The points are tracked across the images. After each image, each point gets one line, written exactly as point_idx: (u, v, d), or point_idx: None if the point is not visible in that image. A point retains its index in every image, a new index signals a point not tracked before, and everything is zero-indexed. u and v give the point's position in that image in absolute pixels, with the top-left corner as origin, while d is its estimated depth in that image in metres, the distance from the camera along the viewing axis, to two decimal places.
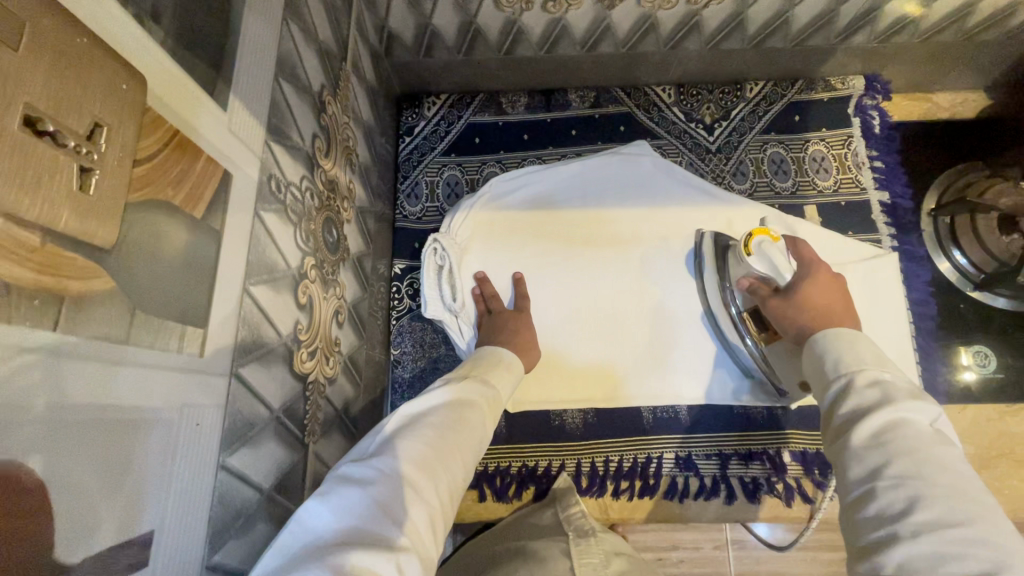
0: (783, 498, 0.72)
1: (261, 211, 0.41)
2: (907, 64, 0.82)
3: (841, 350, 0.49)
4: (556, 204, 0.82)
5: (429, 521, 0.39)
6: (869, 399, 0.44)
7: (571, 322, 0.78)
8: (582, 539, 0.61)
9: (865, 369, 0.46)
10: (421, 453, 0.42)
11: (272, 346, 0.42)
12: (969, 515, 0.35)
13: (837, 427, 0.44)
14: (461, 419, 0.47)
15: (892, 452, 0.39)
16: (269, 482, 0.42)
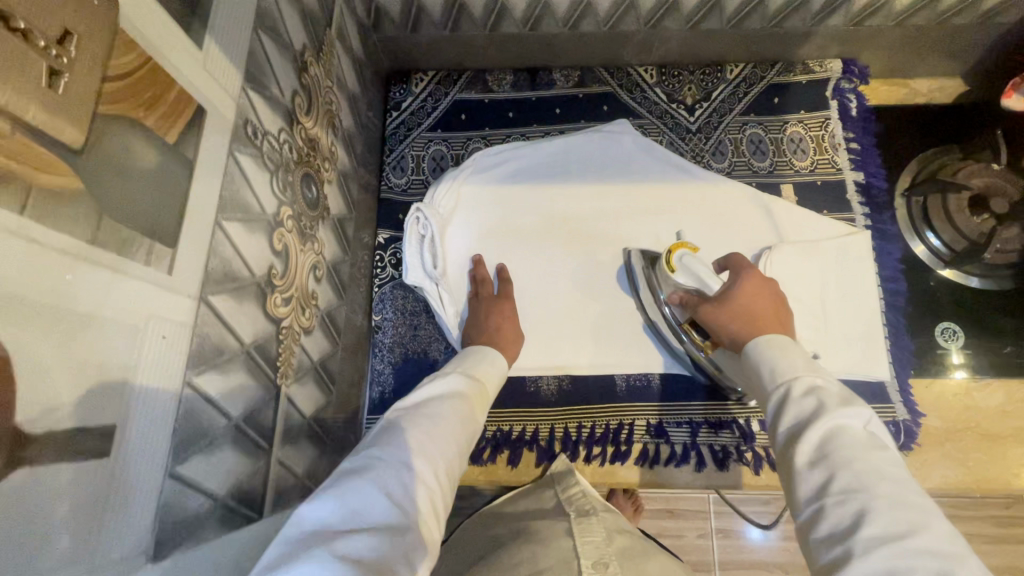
0: (752, 465, 0.74)
1: (236, 152, 0.43)
2: (884, 48, 0.84)
3: (776, 360, 0.52)
4: (539, 180, 0.84)
5: (436, 509, 0.44)
6: (807, 408, 0.47)
7: (549, 293, 0.80)
8: (585, 519, 0.61)
9: (801, 379, 0.49)
10: (427, 447, 0.47)
11: (244, 283, 0.45)
12: (910, 526, 0.38)
13: (784, 446, 0.47)
14: (459, 415, 0.52)
15: (835, 467, 0.42)
16: (239, 410, 0.44)
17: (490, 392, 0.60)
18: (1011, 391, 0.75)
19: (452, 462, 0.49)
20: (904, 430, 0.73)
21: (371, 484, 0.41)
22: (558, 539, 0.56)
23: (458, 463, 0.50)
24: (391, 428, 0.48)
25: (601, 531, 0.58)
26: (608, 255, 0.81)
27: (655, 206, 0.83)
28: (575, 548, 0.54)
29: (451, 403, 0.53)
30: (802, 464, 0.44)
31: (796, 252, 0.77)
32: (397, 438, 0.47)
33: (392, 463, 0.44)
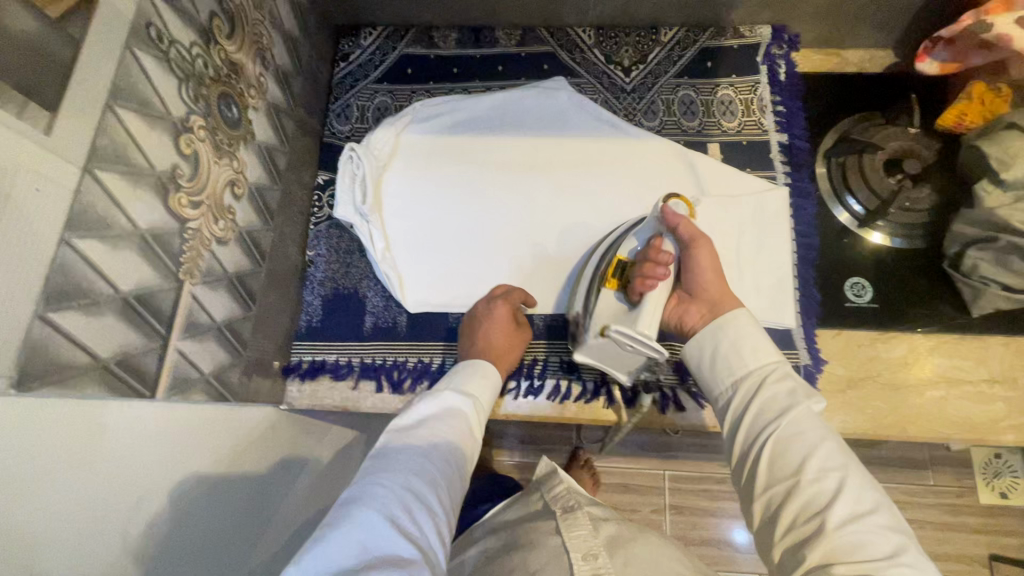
0: (658, 404, 0.77)
1: (135, 49, 0.47)
2: (811, 15, 0.87)
3: (743, 347, 0.59)
4: (476, 132, 0.88)
5: (444, 530, 0.51)
6: (780, 395, 0.55)
7: (476, 238, 0.83)
8: (570, 515, 0.70)
9: (770, 368, 0.57)
10: (426, 472, 0.53)
11: (141, 172, 0.49)
12: (871, 504, 0.47)
13: (754, 430, 0.54)
14: (453, 437, 0.58)
15: (807, 452, 0.50)
16: (129, 286, 0.48)
17: (485, 404, 0.65)
18: (914, 344, 0.78)
19: (450, 482, 0.55)
20: (806, 375, 0.76)
21: (378, 513, 0.47)
22: (548, 538, 0.67)
23: (458, 482, 0.56)
24: (388, 455, 0.54)
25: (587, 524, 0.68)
26: (537, 202, 0.84)
27: (584, 159, 0.86)
28: (565, 542, 0.65)
29: (445, 426, 0.59)
30: (775, 448, 0.52)
31: (712, 205, 0.80)
32: (396, 465, 0.52)
33: (393, 490, 0.50)
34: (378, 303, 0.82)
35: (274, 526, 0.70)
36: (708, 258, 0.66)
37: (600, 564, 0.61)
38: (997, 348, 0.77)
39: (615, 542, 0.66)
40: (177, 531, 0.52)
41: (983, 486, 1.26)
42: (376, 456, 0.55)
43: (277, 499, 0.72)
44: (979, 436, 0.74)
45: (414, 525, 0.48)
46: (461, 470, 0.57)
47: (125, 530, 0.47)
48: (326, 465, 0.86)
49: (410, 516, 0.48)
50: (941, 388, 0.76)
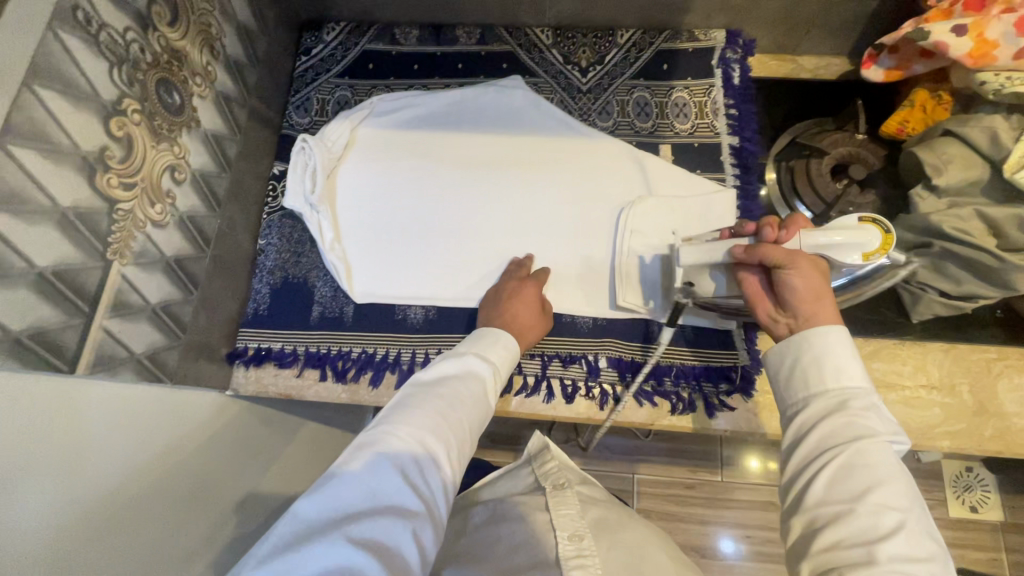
0: (597, 401, 0.77)
1: (58, 29, 0.48)
2: (764, 21, 0.88)
3: (840, 360, 0.53)
4: (432, 128, 0.89)
5: (450, 485, 0.53)
6: (866, 421, 0.49)
7: (427, 231, 0.84)
8: (559, 493, 0.70)
9: (857, 392, 0.51)
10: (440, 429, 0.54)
11: (64, 150, 0.50)
12: (927, 553, 0.42)
13: (817, 446, 0.50)
14: (470, 396, 0.59)
15: (871, 485, 0.45)
16: (46, 261, 0.49)
17: (502, 370, 0.66)
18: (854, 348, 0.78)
19: (464, 439, 0.56)
20: (743, 376, 0.75)
21: (387, 463, 0.49)
22: (537, 513, 0.67)
23: (470, 440, 0.58)
24: (404, 407, 0.56)
25: (575, 504, 0.67)
26: (489, 199, 0.85)
27: (538, 157, 0.87)
28: (552, 520, 0.64)
29: (461, 386, 0.60)
30: (833, 469, 0.47)
31: (659, 204, 0.81)
32: (411, 418, 0.54)
33: (405, 443, 0.52)
34: (326, 293, 0.83)
35: (228, 501, 0.68)
36: (806, 281, 0.57)
37: (584, 545, 0.59)
38: (936, 354, 0.77)
39: (600, 524, 0.66)
40: (119, 493, 0.52)
41: (952, 498, 1.25)
42: (393, 406, 0.56)
43: (234, 478, 0.71)
44: (916, 443, 0.73)
45: (421, 479, 0.50)
46: (475, 428, 0.59)
47: (64, 488, 0.47)
48: (288, 456, 0.87)
49: (418, 471, 0.50)
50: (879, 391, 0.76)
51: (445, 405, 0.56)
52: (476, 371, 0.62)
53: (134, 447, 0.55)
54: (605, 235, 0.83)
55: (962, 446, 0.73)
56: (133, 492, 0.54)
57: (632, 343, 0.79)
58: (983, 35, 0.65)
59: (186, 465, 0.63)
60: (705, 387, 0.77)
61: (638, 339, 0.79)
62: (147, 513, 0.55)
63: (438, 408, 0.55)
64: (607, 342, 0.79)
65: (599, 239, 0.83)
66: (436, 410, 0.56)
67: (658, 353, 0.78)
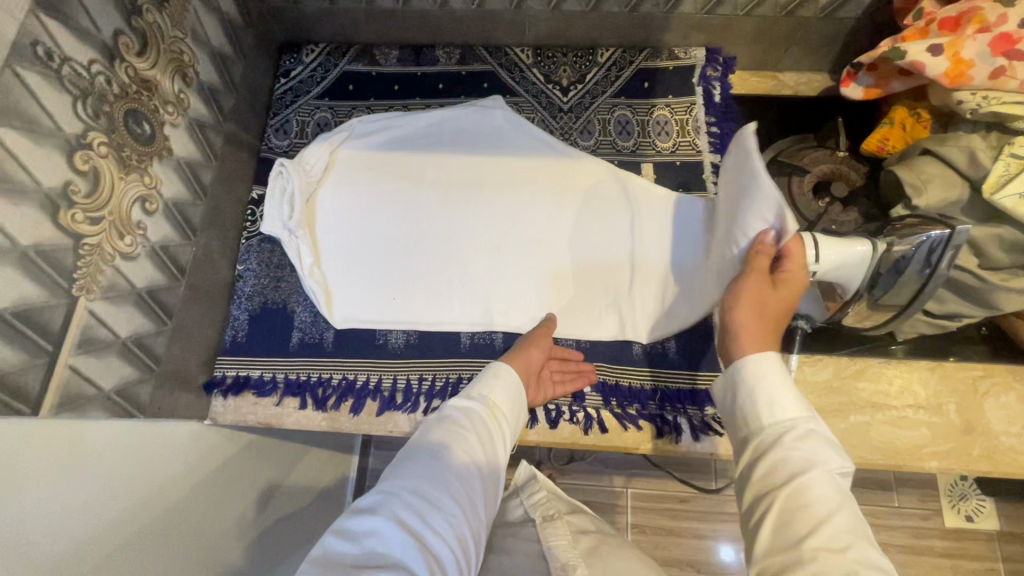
0: (581, 426, 0.76)
1: (16, 66, 0.47)
2: (743, 39, 0.87)
3: (773, 397, 0.51)
4: (412, 149, 0.88)
5: (460, 531, 0.51)
6: (801, 453, 0.47)
7: (406, 253, 0.84)
8: (550, 523, 0.69)
9: (792, 417, 0.50)
10: (440, 479, 0.54)
11: (23, 188, 0.49)
12: None
13: (762, 492, 0.47)
14: (471, 437, 0.58)
15: (815, 523, 0.44)
16: (7, 302, 0.48)
17: (508, 402, 0.63)
18: (841, 368, 0.78)
19: (469, 484, 0.55)
20: None
21: (388, 520, 0.49)
22: (529, 545, 0.66)
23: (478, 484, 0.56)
24: (405, 463, 0.56)
25: (565, 534, 0.66)
26: (471, 221, 0.85)
27: (520, 176, 0.87)
28: (544, 550, 0.63)
29: (461, 428, 0.58)
30: (778, 514, 0.45)
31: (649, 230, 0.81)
32: (409, 473, 0.54)
33: (401, 496, 0.52)
34: (305, 318, 0.81)
35: (200, 538, 0.68)
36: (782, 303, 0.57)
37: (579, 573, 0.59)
38: (922, 374, 0.76)
39: (593, 551, 0.65)
40: (92, 547, 0.52)
41: (949, 508, 1.24)
42: (397, 463, 0.57)
43: (199, 521, 0.68)
44: (903, 463, 0.73)
45: (425, 531, 0.49)
46: (482, 468, 0.57)
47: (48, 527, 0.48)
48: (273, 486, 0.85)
49: (419, 519, 0.50)
50: (866, 412, 0.75)
51: (440, 451, 0.56)
52: (474, 409, 0.61)
53: (113, 494, 0.55)
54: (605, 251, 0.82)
55: (950, 466, 0.72)
56: (104, 547, 0.53)
57: (615, 366, 0.78)
58: (959, 55, 0.65)
59: (163, 516, 0.63)
60: (691, 410, 0.75)
61: (622, 362, 0.78)
62: (131, 556, 0.56)
63: (433, 457, 0.55)
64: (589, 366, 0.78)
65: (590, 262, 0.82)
66: (433, 462, 0.55)
67: (643, 377, 0.77)
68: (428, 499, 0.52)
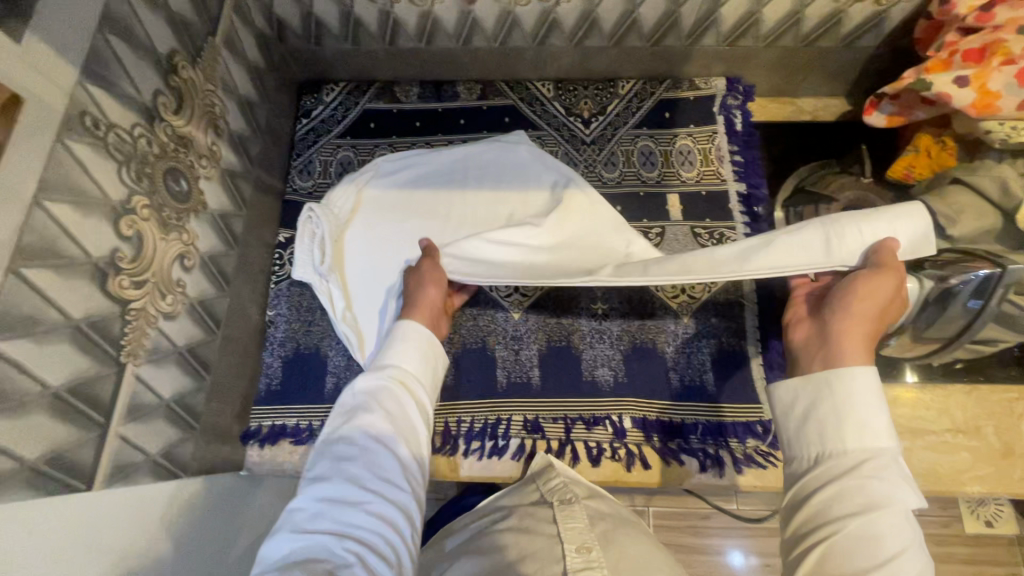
0: (623, 462, 0.75)
1: (66, 140, 0.46)
2: (762, 68, 0.88)
3: (865, 419, 0.46)
4: (436, 185, 0.86)
5: (384, 507, 0.50)
6: (877, 487, 0.43)
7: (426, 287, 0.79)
8: (566, 506, 0.63)
9: (877, 447, 0.45)
10: (350, 471, 0.52)
11: (74, 261, 0.48)
12: None
13: (824, 520, 0.44)
14: (376, 417, 0.56)
15: (881, 558, 0.40)
16: (61, 380, 0.47)
17: (422, 366, 0.62)
18: None
19: (382, 460, 0.53)
20: (772, 432, 0.74)
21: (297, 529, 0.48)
22: (544, 526, 0.60)
23: (394, 457, 0.54)
24: (320, 459, 0.55)
25: (584, 517, 0.61)
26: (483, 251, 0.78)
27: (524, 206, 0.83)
28: (558, 533, 0.58)
29: (362, 415, 0.56)
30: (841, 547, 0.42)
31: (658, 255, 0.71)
32: (323, 470, 0.53)
33: (316, 498, 0.51)
34: (339, 362, 0.80)
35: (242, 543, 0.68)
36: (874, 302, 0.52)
37: (594, 557, 0.54)
38: (958, 398, 0.77)
39: (610, 533, 0.60)
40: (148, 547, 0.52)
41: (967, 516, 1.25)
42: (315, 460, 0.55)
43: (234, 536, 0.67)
44: (946, 489, 0.73)
45: (341, 522, 0.48)
46: (401, 442, 0.56)
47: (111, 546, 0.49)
48: None
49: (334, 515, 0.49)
50: (905, 439, 0.76)
51: (353, 438, 0.55)
52: (383, 381, 0.59)
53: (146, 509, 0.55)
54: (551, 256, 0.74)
55: (991, 490, 0.73)
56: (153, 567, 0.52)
57: (654, 401, 0.78)
58: (986, 87, 0.66)
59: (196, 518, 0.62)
60: (732, 443, 0.75)
61: (661, 396, 0.78)
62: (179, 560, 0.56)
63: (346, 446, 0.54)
64: (628, 402, 0.77)
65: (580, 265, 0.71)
66: (338, 459, 0.53)
67: (682, 411, 0.77)
68: (343, 494, 0.50)
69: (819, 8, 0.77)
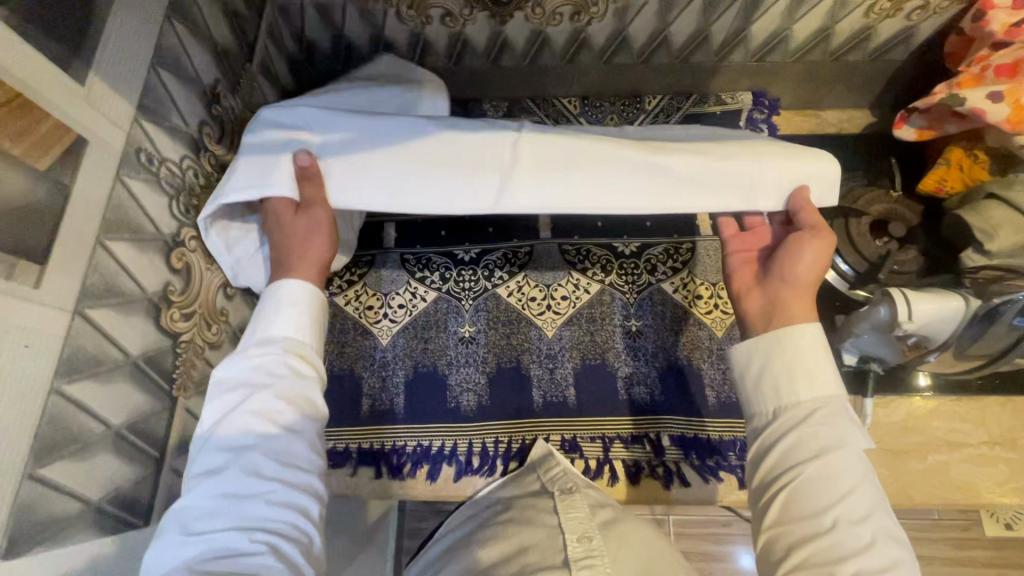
0: (662, 480, 0.75)
1: (124, 178, 0.46)
2: (789, 82, 0.89)
3: (813, 367, 0.52)
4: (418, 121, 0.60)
5: (280, 494, 0.45)
6: (829, 433, 0.48)
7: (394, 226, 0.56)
8: (568, 497, 0.64)
9: (830, 399, 0.50)
10: (244, 464, 0.45)
11: (132, 298, 0.48)
12: (892, 562, 0.43)
13: (787, 463, 0.49)
14: (264, 394, 0.48)
15: (834, 497, 0.46)
16: (121, 418, 0.47)
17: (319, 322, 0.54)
18: (913, 407, 0.78)
19: (286, 445, 0.47)
20: None
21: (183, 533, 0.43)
22: (544, 518, 0.61)
23: (303, 439, 0.49)
24: (202, 447, 0.47)
25: (585, 507, 0.62)
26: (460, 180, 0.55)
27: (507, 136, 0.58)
28: (559, 524, 0.59)
29: (254, 398, 0.48)
30: (797, 487, 0.48)
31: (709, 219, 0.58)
32: (205, 463, 0.46)
33: (198, 497, 0.44)
34: (374, 383, 0.81)
35: None
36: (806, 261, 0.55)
37: (595, 545, 0.55)
38: (995, 409, 0.77)
39: (610, 524, 0.61)
40: None
41: None
42: (197, 444, 0.48)
43: None
44: (985, 501, 0.73)
45: (235, 516, 0.43)
46: (297, 417, 0.49)
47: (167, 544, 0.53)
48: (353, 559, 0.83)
49: (222, 514, 0.43)
50: (943, 451, 0.76)
51: (236, 424, 0.47)
52: (275, 354, 0.50)
53: None
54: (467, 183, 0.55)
55: None
56: None
57: (692, 419, 0.78)
58: (1020, 102, 0.66)
59: None
60: None
61: (699, 414, 0.78)
62: None
63: (230, 432, 0.47)
64: (667, 420, 0.77)
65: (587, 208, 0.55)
66: (231, 450, 0.46)
67: (719, 429, 0.77)
68: (239, 487, 0.45)
69: (849, 24, 0.78)
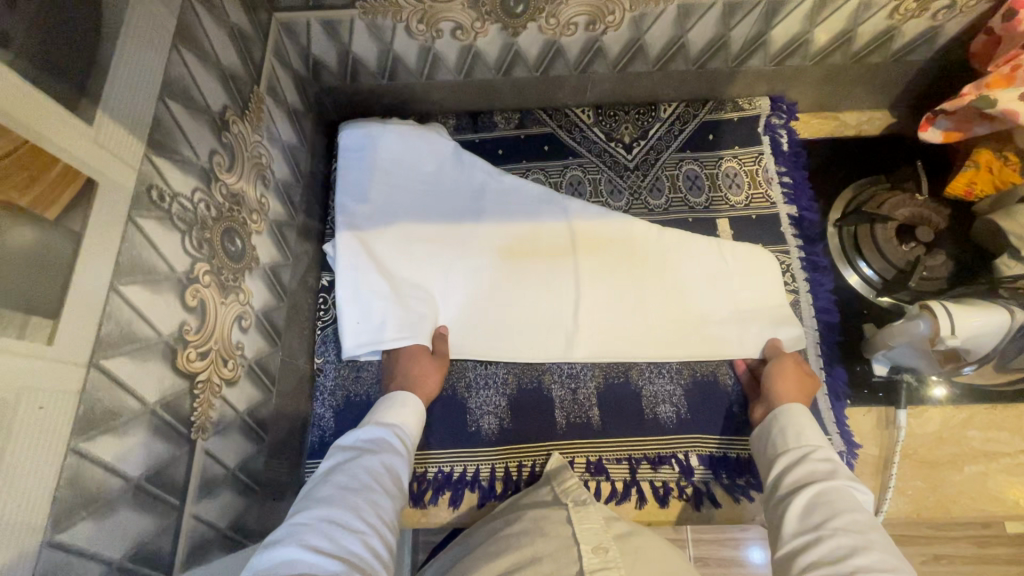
0: (691, 501, 0.73)
1: (137, 218, 0.44)
2: (808, 85, 0.86)
3: (802, 426, 0.60)
4: (501, 224, 0.81)
5: (374, 537, 0.49)
6: (823, 468, 0.54)
7: (490, 316, 0.79)
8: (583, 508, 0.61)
9: (817, 446, 0.58)
10: (355, 497, 0.51)
11: (148, 343, 0.45)
12: (894, 568, 0.44)
13: (790, 491, 0.54)
14: (375, 459, 0.57)
15: (834, 512, 0.49)
16: (139, 471, 0.44)
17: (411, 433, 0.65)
18: (946, 417, 0.76)
19: (383, 502, 0.53)
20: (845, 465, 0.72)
21: (292, 540, 0.45)
22: (558, 528, 0.57)
23: (393, 507, 0.54)
24: (312, 491, 0.53)
25: (598, 517, 0.59)
26: (535, 290, 0.79)
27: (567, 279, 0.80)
28: (574, 534, 0.56)
29: (368, 457, 0.57)
30: (801, 504, 0.52)
31: (697, 291, 0.79)
32: (316, 498, 0.51)
33: (311, 517, 0.48)
34: None
35: None
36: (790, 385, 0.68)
37: (611, 557, 0.52)
38: None
39: (626, 537, 0.58)
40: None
41: None
42: (305, 493, 0.53)
43: None
44: None
45: (339, 535, 0.46)
46: (392, 489, 0.56)
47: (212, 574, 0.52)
48: None
49: (330, 531, 0.47)
50: (980, 462, 0.74)
51: (347, 472, 0.54)
52: (382, 437, 0.61)
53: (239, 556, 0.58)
54: (543, 330, 0.78)
55: None
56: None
57: (720, 436, 0.76)
58: None
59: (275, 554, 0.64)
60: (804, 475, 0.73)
61: (727, 431, 0.76)
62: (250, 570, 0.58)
63: (341, 478, 0.53)
64: (694, 438, 0.75)
65: (613, 316, 0.79)
66: (341, 490, 0.52)
67: (748, 446, 0.75)
68: (343, 517, 0.49)
69: (871, 25, 0.76)
